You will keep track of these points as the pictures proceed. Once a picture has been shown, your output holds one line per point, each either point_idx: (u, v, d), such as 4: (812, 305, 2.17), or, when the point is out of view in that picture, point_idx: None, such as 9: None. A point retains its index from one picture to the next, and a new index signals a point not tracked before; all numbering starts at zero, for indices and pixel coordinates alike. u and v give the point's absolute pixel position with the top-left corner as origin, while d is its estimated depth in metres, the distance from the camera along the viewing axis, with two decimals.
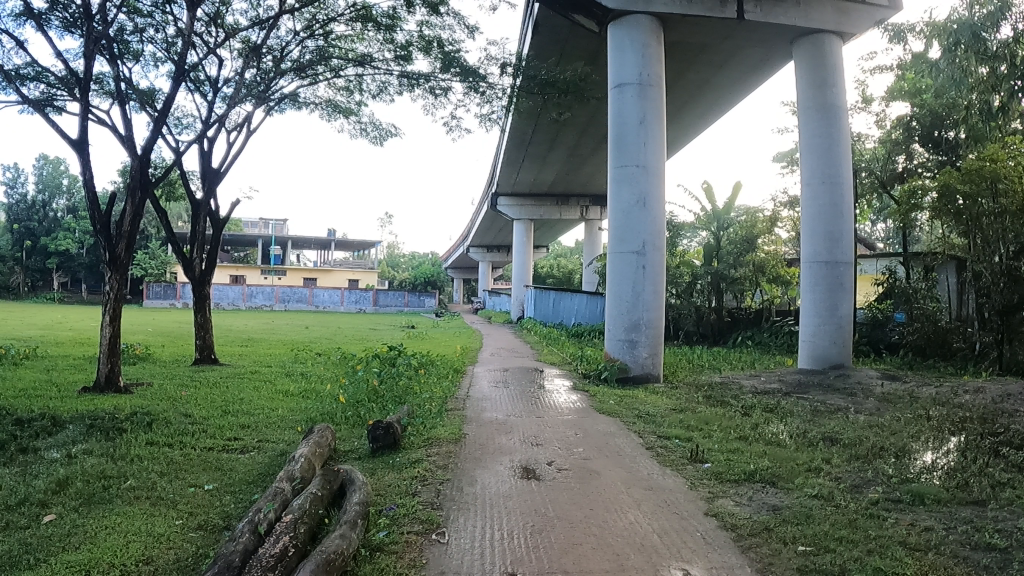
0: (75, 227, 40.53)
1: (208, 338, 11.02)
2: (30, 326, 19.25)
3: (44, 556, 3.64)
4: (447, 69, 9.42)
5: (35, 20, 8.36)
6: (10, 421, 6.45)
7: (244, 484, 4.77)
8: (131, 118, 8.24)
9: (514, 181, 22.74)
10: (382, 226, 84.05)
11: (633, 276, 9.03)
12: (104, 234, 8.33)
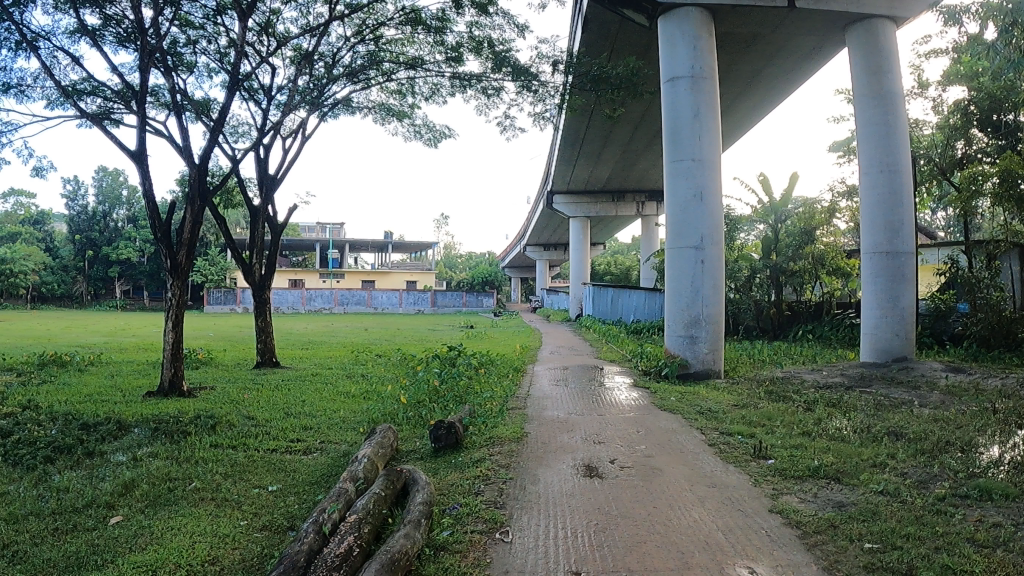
0: (135, 236, 41.53)
1: (270, 341, 11.19)
2: (98, 333, 19.83)
3: (112, 557, 3.73)
4: (498, 69, 9.43)
5: (92, 36, 8.58)
6: (77, 426, 6.63)
7: (307, 485, 4.83)
8: (188, 129, 8.42)
9: (569, 179, 22.70)
10: (440, 228, 84.66)
11: (691, 271, 8.92)
12: (165, 243, 8.52)
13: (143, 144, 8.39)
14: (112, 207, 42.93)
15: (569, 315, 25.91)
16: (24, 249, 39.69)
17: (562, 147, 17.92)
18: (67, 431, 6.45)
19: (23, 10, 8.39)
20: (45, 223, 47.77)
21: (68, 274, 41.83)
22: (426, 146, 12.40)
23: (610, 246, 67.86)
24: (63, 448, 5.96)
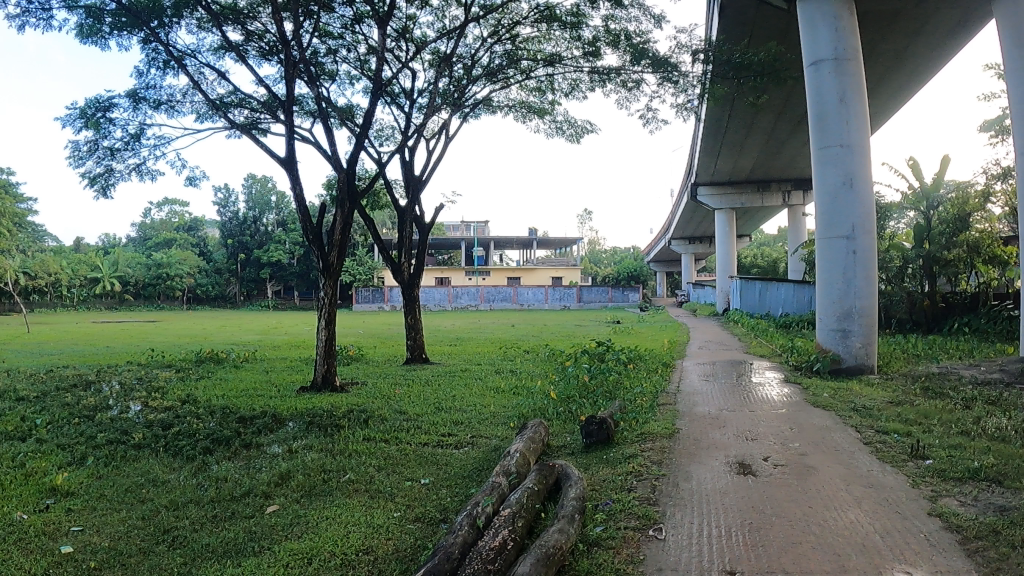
0: (284, 239, 43.16)
1: (419, 338, 11.50)
2: (257, 332, 20.87)
3: (268, 544, 3.93)
4: (638, 61, 9.37)
5: (236, 51, 9.03)
6: (236, 419, 7.01)
7: (459, 478, 4.95)
8: (334, 135, 8.76)
9: (714, 170, 22.29)
10: (584, 223, 84.57)
11: (843, 262, 8.59)
12: (317, 245, 8.89)
13: (292, 152, 8.78)
14: (261, 213, 44.68)
15: (716, 309, 25.42)
16: (178, 253, 44.00)
17: (704, 138, 17.62)
18: (227, 423, 6.84)
19: (169, 30, 8.91)
20: (198, 231, 50.95)
21: (221, 276, 44.76)
22: (568, 142, 12.47)
23: (757, 238, 66.01)
24: (223, 439, 6.32)
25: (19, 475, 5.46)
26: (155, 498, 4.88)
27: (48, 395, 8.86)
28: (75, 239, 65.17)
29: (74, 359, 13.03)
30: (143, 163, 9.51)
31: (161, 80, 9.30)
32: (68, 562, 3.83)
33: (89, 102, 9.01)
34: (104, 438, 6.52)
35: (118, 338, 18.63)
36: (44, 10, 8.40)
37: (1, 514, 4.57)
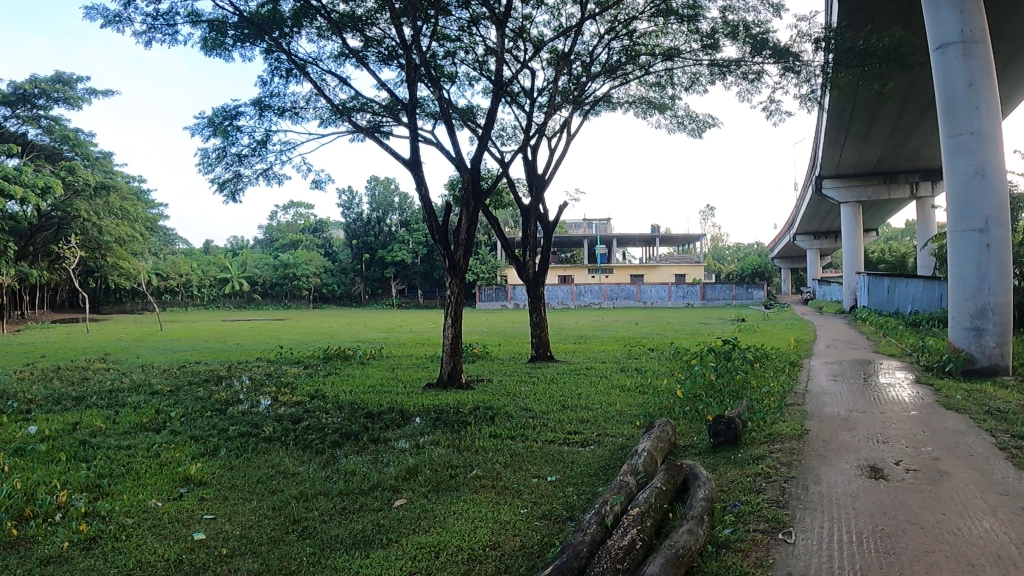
0: (408, 239, 43.71)
1: (543, 336, 11.62)
2: (380, 330, 21.37)
3: (396, 537, 4.06)
4: (759, 52, 9.17)
5: (356, 57, 9.33)
6: (364, 414, 7.27)
7: (585, 477, 4.99)
8: (456, 136, 8.95)
9: (838, 162, 21.52)
10: (705, 220, 82.97)
11: (976, 257, 8.18)
12: (442, 244, 9.11)
13: (416, 153, 9.02)
14: (385, 213, 45.47)
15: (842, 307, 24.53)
16: (304, 254, 45.64)
17: (827, 128, 17.05)
18: (356, 418, 7.09)
19: (290, 40, 9.27)
20: (323, 232, 52.84)
21: (346, 276, 46.30)
22: (690, 136, 12.33)
23: (886, 232, 63.22)
24: (350, 434, 6.55)
25: (156, 465, 5.81)
26: (284, 489, 5.11)
27: (182, 389, 9.39)
28: (208, 242, 68.12)
29: (208, 355, 13.74)
30: (270, 168, 9.94)
31: (284, 88, 9.70)
32: (200, 548, 4.08)
33: (217, 111, 9.48)
34: (234, 431, 6.86)
35: (249, 336, 19.44)
36: (170, 27, 8.89)
37: (139, 501, 4.89)
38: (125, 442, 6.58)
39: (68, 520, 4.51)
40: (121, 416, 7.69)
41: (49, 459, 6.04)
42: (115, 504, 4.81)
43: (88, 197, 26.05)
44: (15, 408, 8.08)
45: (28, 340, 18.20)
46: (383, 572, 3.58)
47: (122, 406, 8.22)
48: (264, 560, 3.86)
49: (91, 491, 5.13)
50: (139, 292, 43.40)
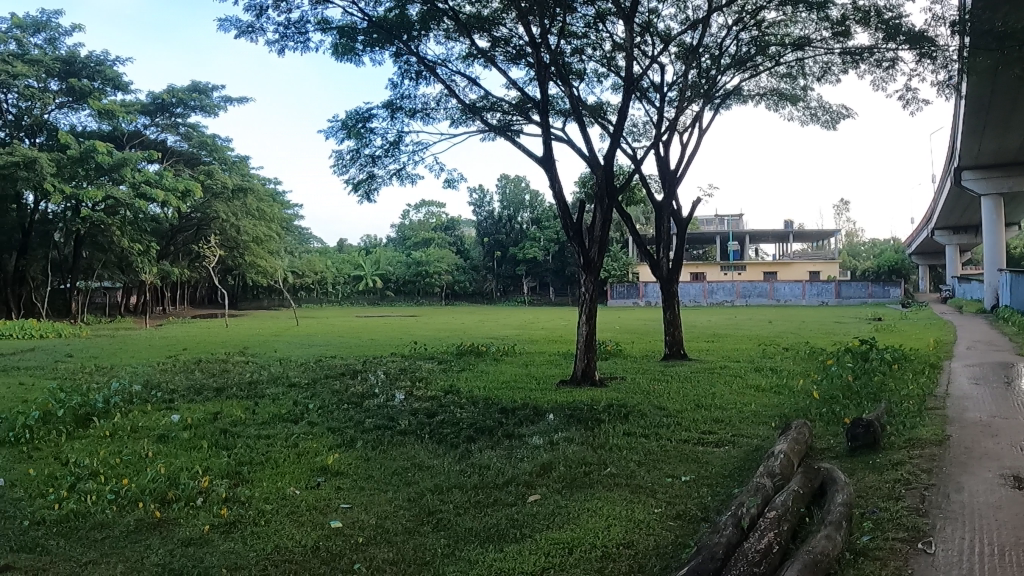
0: (540, 237, 43.50)
1: (678, 334, 11.48)
2: (512, 327, 21.61)
3: (530, 532, 4.22)
4: (893, 38, 8.75)
5: (485, 58, 9.45)
6: (500, 409, 7.54)
7: (719, 478, 5.10)
8: (589, 134, 9.03)
9: (980, 151, 20.28)
10: (840, 214, 79.85)
11: None
12: (578, 241, 9.19)
13: (548, 152, 9.10)
14: (516, 211, 45.80)
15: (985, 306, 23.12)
16: (436, 252, 46.54)
17: (969, 115, 16.10)
18: (491, 414, 7.35)
19: (420, 43, 9.47)
20: (454, 230, 53.96)
21: (477, 273, 46.96)
22: (823, 128, 11.90)
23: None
24: (485, 429, 6.73)
25: (295, 454, 6.06)
26: (420, 481, 5.27)
27: (319, 382, 9.77)
28: (343, 240, 70.27)
29: (344, 350, 14.21)
30: (404, 168, 10.21)
31: (415, 90, 9.92)
32: (337, 536, 4.26)
33: (350, 114, 9.79)
34: (370, 424, 7.09)
35: (383, 332, 19.99)
36: (302, 34, 9.24)
37: (280, 488, 5.12)
38: (265, 432, 6.89)
39: (210, 504, 4.78)
40: (260, 407, 8.06)
41: (193, 446, 6.38)
42: (256, 491, 5.06)
43: (225, 200, 27.26)
44: (163, 398, 8.58)
45: (178, 334, 19.33)
46: (517, 568, 3.70)
47: (262, 397, 8.61)
48: (399, 549, 4.03)
49: (232, 477, 5.41)
50: (277, 289, 45.47)
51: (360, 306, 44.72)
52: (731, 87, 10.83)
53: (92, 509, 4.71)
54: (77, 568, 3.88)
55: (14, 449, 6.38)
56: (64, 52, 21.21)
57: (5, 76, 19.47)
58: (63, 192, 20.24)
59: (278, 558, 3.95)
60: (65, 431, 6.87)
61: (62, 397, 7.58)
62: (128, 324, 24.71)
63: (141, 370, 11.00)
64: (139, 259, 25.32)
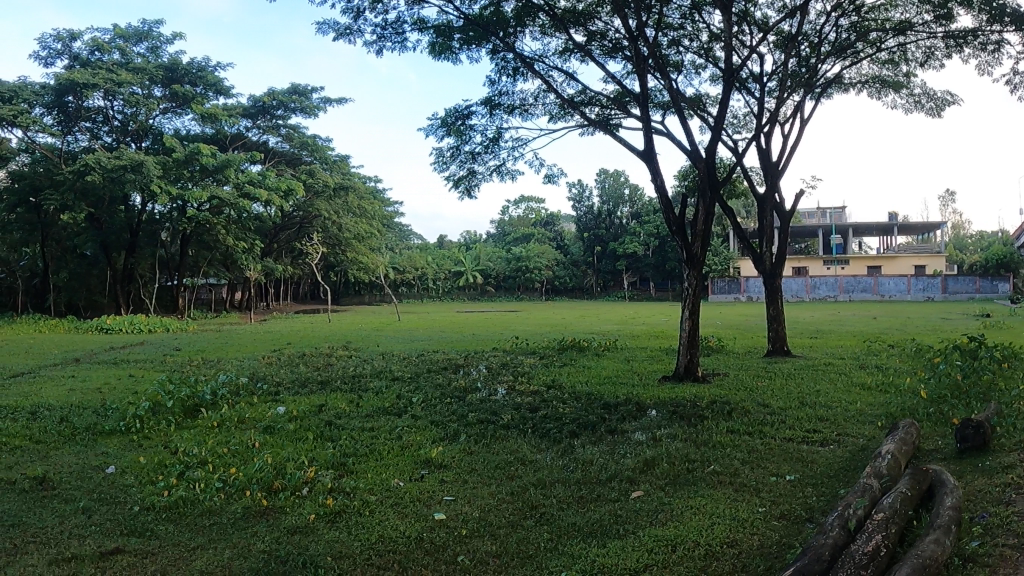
0: (640, 231, 42.81)
1: (780, 330, 11.28)
2: (612, 322, 21.56)
3: (633, 528, 4.31)
4: (998, 19, 8.38)
5: (582, 53, 9.49)
6: (603, 405, 7.63)
7: (824, 478, 5.07)
8: (690, 126, 9.01)
9: None
10: (948, 204, 76.58)
11: None
12: (680, 235, 9.16)
13: (648, 147, 9.09)
14: (616, 206, 45.44)
15: None
16: (537, 248, 46.97)
17: None
18: (594, 409, 7.43)
19: (517, 39, 9.57)
20: (556, 225, 54.98)
21: (579, 269, 46.94)
22: (927, 115, 11.49)
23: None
24: (589, 424, 6.84)
25: (399, 447, 6.25)
26: (524, 475, 5.40)
27: (421, 376, 10.01)
28: (442, 237, 71.35)
29: (443, 344, 14.47)
30: (503, 164, 10.34)
31: (512, 87, 10.03)
32: (440, 527, 4.42)
33: (450, 111, 9.98)
34: (473, 417, 7.25)
35: (481, 327, 20.26)
36: (399, 35, 9.46)
37: (383, 480, 5.31)
38: (368, 424, 7.11)
39: (315, 493, 4.99)
40: (364, 400, 8.32)
41: (298, 437, 6.65)
42: (360, 482, 5.25)
43: (327, 198, 27.94)
44: (268, 390, 8.93)
45: (283, 329, 20.02)
46: (620, 562, 3.80)
47: (366, 391, 8.87)
48: (501, 543, 4.15)
49: (337, 469, 5.63)
50: (378, 285, 46.57)
51: (457, 302, 45.37)
52: (831, 75, 10.57)
53: (201, 496, 4.95)
54: (187, 552, 4.10)
55: (128, 438, 6.75)
56: (166, 60, 22.17)
57: (113, 84, 20.48)
58: (170, 193, 21.20)
59: (382, 548, 4.11)
60: (175, 422, 7.24)
61: (173, 388, 7.97)
62: (233, 320, 25.71)
63: (247, 364, 11.47)
64: (243, 256, 25.97)
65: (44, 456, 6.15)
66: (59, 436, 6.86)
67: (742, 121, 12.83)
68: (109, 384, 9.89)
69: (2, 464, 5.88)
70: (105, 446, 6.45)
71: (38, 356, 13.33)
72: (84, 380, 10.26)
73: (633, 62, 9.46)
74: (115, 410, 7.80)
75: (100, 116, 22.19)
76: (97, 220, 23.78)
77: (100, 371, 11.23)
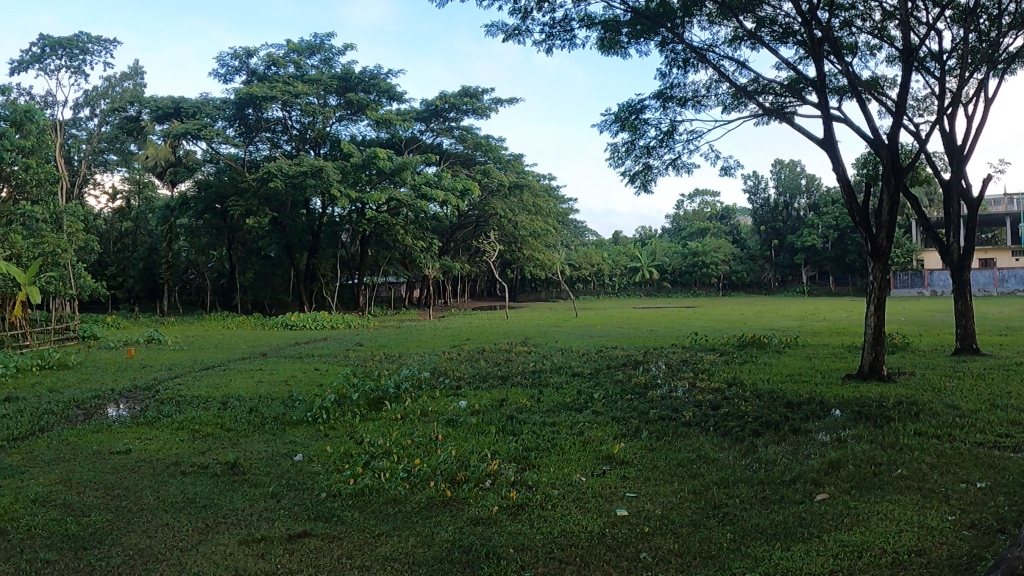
0: (818, 223, 40.95)
1: (970, 327, 10.51)
2: (793, 319, 20.80)
3: (817, 532, 4.14)
4: None
5: (753, 40, 9.19)
6: (783, 404, 7.36)
7: (1021, 486, 4.69)
8: (871, 111, 8.55)
9: None
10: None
11: None
12: (864, 226, 8.70)
13: (827, 135, 8.69)
14: (792, 197, 44.21)
15: None
16: (713, 243, 46.03)
17: None
18: (776, 408, 7.20)
19: (686, 29, 9.38)
20: (730, 219, 53.99)
21: (756, 263, 45.43)
22: None
23: None
24: (772, 423, 6.62)
25: (580, 442, 6.28)
26: (706, 473, 5.30)
27: (600, 372, 10.02)
28: (617, 233, 71.25)
29: (620, 341, 14.40)
30: (678, 157, 10.17)
31: (683, 79, 9.84)
32: (622, 523, 4.40)
33: (623, 106, 9.93)
34: (654, 414, 7.18)
35: (658, 323, 20.03)
36: (567, 32, 9.49)
37: (566, 475, 5.35)
38: (550, 420, 7.18)
39: (498, 486, 5.08)
40: (545, 395, 8.41)
41: (480, 431, 6.81)
42: (542, 476, 5.32)
43: (503, 197, 28.71)
44: (450, 384, 9.19)
45: (462, 325, 20.55)
46: (806, 567, 3.66)
47: (545, 386, 8.97)
48: (684, 541, 4.08)
49: (520, 462, 5.72)
50: (553, 282, 47.07)
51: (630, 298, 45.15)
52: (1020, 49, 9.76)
53: (386, 485, 5.15)
54: (371, 538, 4.26)
55: (315, 428, 7.14)
56: (340, 70, 23.18)
57: (290, 95, 21.70)
58: (349, 196, 22.27)
59: (564, 542, 4.13)
60: (361, 413, 7.57)
61: (359, 381, 8.35)
62: (411, 317, 26.71)
63: (428, 359, 11.87)
64: (422, 254, 26.80)
65: (235, 443, 6.59)
66: (252, 425, 7.34)
67: (924, 103, 12.03)
68: (298, 377, 10.48)
69: (198, 449, 6.35)
70: (293, 435, 6.85)
71: (232, 351, 14.34)
72: (273, 373, 10.94)
73: (806, 46, 9.08)
74: (303, 401, 8.25)
75: (280, 126, 23.58)
76: (282, 224, 25.29)
77: (286, 364, 11.93)
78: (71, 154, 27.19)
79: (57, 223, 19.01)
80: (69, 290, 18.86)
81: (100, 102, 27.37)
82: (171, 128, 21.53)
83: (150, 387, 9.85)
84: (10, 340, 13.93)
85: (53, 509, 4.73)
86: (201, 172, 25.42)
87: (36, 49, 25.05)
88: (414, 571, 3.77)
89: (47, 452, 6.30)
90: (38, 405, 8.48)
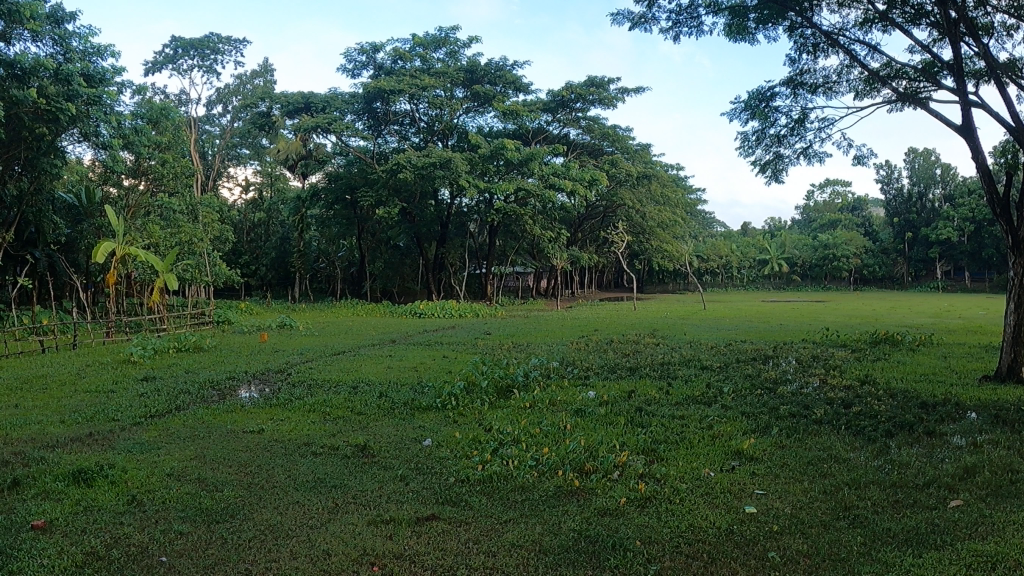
0: (954, 215, 38.72)
1: None
2: (928, 315, 19.79)
3: (950, 540, 3.95)
4: None
5: (886, 23, 8.73)
6: (917, 405, 7.03)
7: None
8: (1014, 98, 8.02)
9: None
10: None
11: None
12: (1004, 218, 8.17)
13: (966, 124, 8.24)
14: (927, 188, 41.70)
15: None
16: (845, 235, 44.20)
17: None
18: (909, 409, 6.90)
19: (815, 13, 8.99)
20: (863, 209, 51.85)
21: (888, 257, 43.33)
22: None
23: None
24: (905, 425, 6.34)
25: (709, 437, 6.17)
26: (837, 474, 5.13)
27: (730, 365, 9.80)
28: (746, 223, 69.76)
29: (749, 335, 14.06)
30: (810, 146, 9.83)
31: (813, 65, 9.49)
32: (751, 521, 4.31)
33: (753, 94, 9.69)
34: (785, 410, 6.98)
35: (789, 317, 19.44)
36: (694, 19, 9.32)
37: (694, 469, 5.28)
38: (678, 413, 7.09)
39: (626, 478, 5.06)
40: (674, 388, 8.32)
41: (610, 421, 6.82)
42: (671, 469, 5.27)
43: (631, 187, 28.56)
44: (577, 374, 9.24)
45: (588, 315, 20.51)
46: None
47: (675, 379, 8.88)
48: (813, 543, 3.96)
49: (648, 454, 5.69)
50: (680, 274, 46.45)
51: (759, 291, 44.03)
52: None
53: (514, 472, 5.22)
54: (499, 524, 4.33)
55: (444, 413, 7.31)
56: (466, 63, 23.43)
57: (417, 88, 22.13)
58: (477, 186, 22.61)
59: (691, 537, 4.09)
60: (490, 401, 7.69)
61: (489, 369, 8.49)
62: (539, 306, 26.97)
63: (556, 349, 11.92)
64: (550, 245, 27.07)
65: (365, 426, 6.82)
66: (381, 408, 7.58)
67: None
68: (425, 363, 10.76)
69: (328, 431, 6.60)
70: (422, 420, 7.04)
71: (360, 337, 14.83)
72: (402, 359, 11.25)
73: (941, 29, 8.55)
74: (431, 388, 8.43)
75: (407, 118, 24.10)
76: (411, 215, 25.91)
77: (415, 351, 12.25)
78: (205, 148, 29.13)
79: (192, 214, 20.04)
80: (206, 277, 19.92)
81: (233, 99, 28.90)
82: (303, 122, 22.37)
83: (281, 370, 10.34)
84: (147, 323, 14.78)
85: (189, 484, 5.01)
86: (330, 164, 26.30)
87: (171, 51, 26.48)
88: (541, 560, 3.82)
89: (183, 429, 6.66)
90: (178, 384, 8.99)
